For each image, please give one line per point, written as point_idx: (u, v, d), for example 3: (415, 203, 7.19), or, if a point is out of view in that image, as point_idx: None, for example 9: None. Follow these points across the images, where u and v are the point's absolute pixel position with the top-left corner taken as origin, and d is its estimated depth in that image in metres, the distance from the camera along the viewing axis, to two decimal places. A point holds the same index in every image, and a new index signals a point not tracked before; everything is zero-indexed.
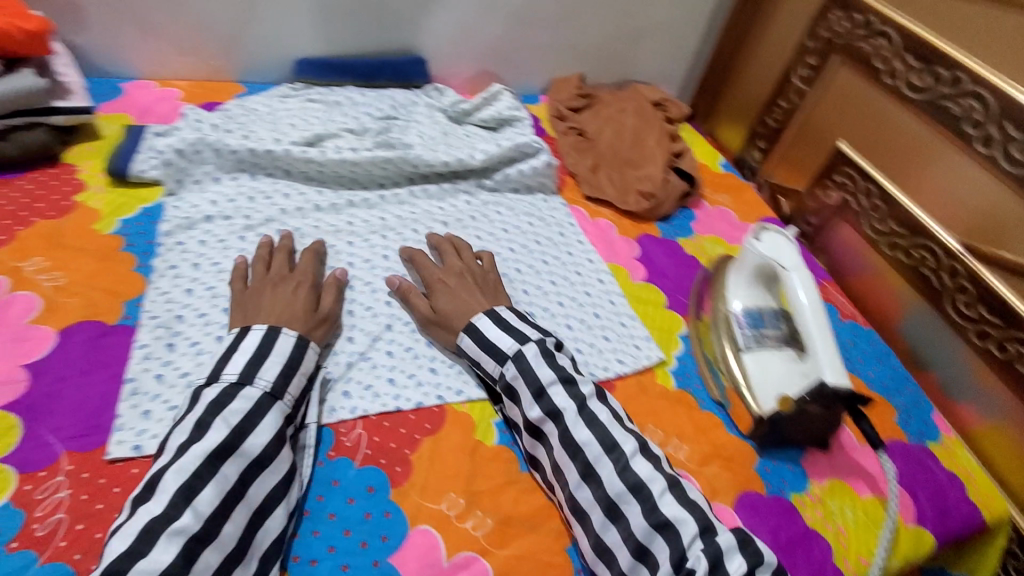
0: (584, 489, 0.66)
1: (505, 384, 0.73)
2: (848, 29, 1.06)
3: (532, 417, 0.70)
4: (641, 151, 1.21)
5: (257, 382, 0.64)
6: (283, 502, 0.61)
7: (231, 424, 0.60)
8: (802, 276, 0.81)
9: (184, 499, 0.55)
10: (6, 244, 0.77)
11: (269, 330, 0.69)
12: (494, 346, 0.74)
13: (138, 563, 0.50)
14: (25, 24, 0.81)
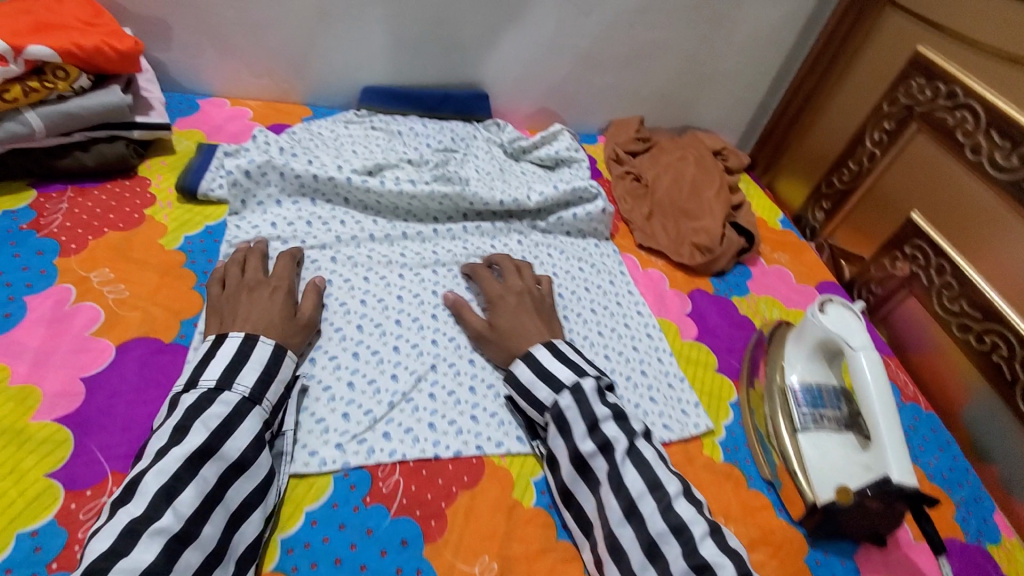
0: (625, 527, 0.64)
1: (557, 412, 0.71)
2: (930, 97, 1.01)
3: (582, 449, 0.68)
4: (698, 202, 1.17)
5: (235, 388, 0.64)
6: (261, 507, 0.61)
7: (208, 427, 0.60)
8: (870, 358, 0.77)
9: (163, 500, 0.55)
10: (78, 253, 0.79)
11: (246, 337, 0.69)
12: (551, 374, 0.73)
13: (119, 562, 0.50)
14: (119, 43, 0.84)
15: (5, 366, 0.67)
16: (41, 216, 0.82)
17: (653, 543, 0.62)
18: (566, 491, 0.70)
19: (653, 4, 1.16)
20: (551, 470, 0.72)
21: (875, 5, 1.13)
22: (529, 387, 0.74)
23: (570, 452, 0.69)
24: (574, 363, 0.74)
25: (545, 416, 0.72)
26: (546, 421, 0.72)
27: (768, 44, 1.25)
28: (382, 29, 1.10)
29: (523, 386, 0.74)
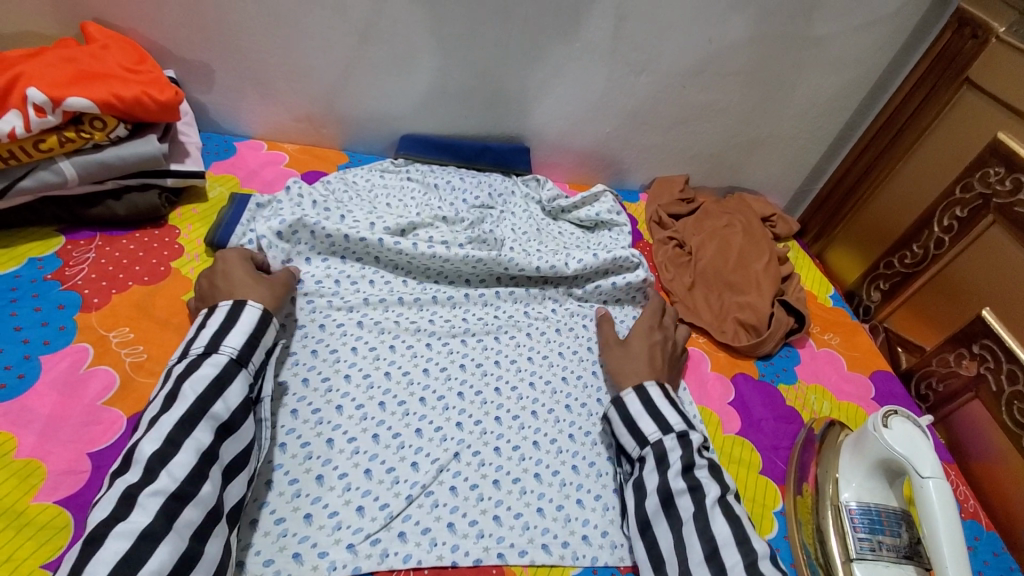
0: (704, 570, 0.62)
1: (659, 449, 0.71)
2: (1010, 190, 0.93)
3: (673, 486, 0.68)
4: (745, 274, 1.10)
5: (222, 350, 0.65)
6: (245, 470, 0.63)
7: (196, 389, 0.61)
8: (941, 489, 0.68)
9: (158, 463, 0.55)
10: (99, 308, 0.77)
11: (234, 305, 0.70)
12: (660, 412, 0.74)
13: (116, 527, 0.50)
14: (159, 94, 0.82)
15: (12, 437, 0.63)
16: (66, 266, 0.79)
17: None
18: (645, 521, 0.68)
19: (710, 64, 1.09)
20: (636, 494, 0.71)
21: (950, 82, 1.05)
22: (634, 418, 0.75)
23: (659, 485, 0.69)
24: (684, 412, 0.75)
25: (644, 450, 0.73)
26: (643, 454, 0.73)
27: (828, 110, 1.18)
28: (427, 82, 1.08)
29: (630, 416, 0.75)
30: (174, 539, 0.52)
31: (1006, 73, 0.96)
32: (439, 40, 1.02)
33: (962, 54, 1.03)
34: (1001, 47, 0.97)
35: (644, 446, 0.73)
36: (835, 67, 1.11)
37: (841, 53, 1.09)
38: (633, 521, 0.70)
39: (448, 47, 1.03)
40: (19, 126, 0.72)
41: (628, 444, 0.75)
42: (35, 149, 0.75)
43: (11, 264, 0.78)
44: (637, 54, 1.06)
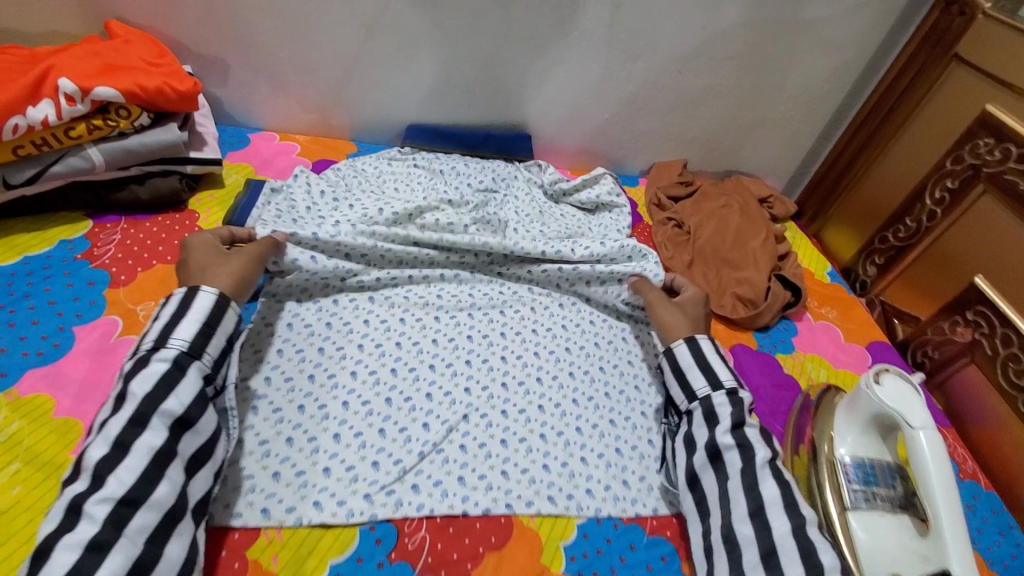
0: (748, 524, 0.65)
1: (707, 404, 0.76)
2: (999, 159, 0.95)
3: (721, 441, 0.72)
4: (742, 251, 1.13)
5: (171, 344, 0.64)
6: (209, 464, 0.63)
7: (143, 389, 0.60)
8: (931, 438, 0.71)
9: (106, 469, 0.55)
10: (126, 285, 0.81)
11: (187, 292, 0.69)
12: (711, 367, 0.79)
13: (64, 538, 0.50)
14: (179, 84, 0.87)
15: (50, 398, 0.68)
16: (95, 246, 0.84)
17: (774, 547, 0.62)
18: (693, 475, 0.73)
19: (705, 50, 1.13)
20: (686, 450, 0.76)
21: (938, 58, 1.08)
22: (685, 370, 0.81)
23: (707, 440, 0.73)
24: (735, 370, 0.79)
25: (693, 404, 0.78)
26: (692, 407, 0.78)
27: (821, 92, 1.21)
28: (431, 74, 1.12)
29: (680, 367, 0.81)
30: (125, 547, 0.52)
31: (993, 47, 0.99)
32: (442, 33, 1.06)
33: (949, 32, 1.06)
34: (987, 22, 1.00)
35: (693, 400, 0.78)
36: (825, 50, 1.14)
37: (831, 36, 1.12)
38: (682, 477, 0.74)
39: (451, 39, 1.07)
40: (50, 114, 0.77)
41: (678, 397, 0.81)
42: (66, 136, 0.80)
43: (43, 246, 0.82)
44: (633, 42, 1.10)
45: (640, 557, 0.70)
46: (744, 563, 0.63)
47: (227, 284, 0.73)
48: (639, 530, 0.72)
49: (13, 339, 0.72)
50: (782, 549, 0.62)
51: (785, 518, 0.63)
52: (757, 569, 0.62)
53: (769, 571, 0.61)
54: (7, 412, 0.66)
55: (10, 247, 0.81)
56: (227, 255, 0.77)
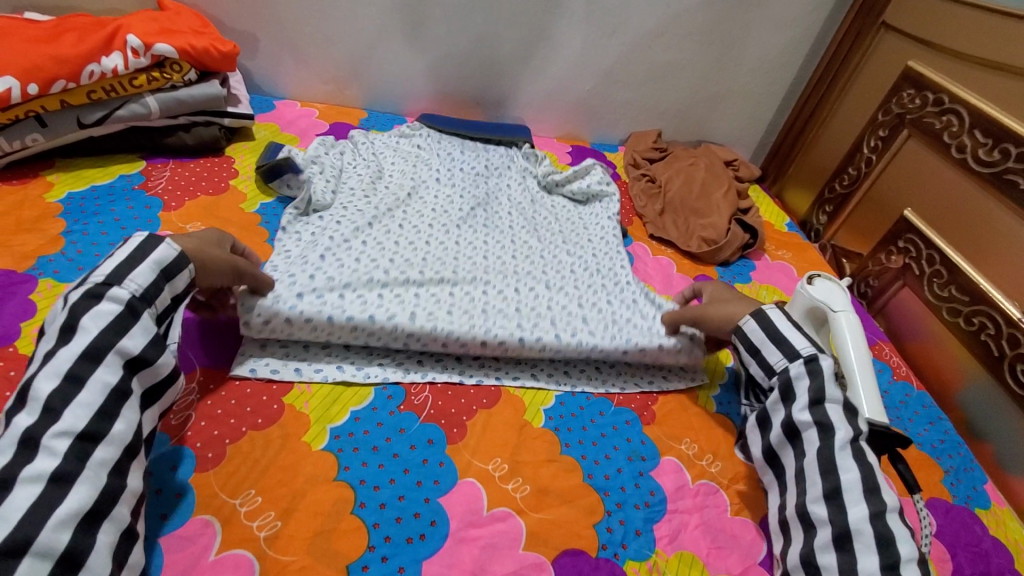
0: (822, 505, 0.66)
1: (785, 379, 0.73)
2: (918, 106, 1.11)
3: (798, 419, 0.70)
4: (707, 201, 1.28)
5: (125, 285, 0.61)
6: (154, 407, 0.63)
7: (96, 324, 0.58)
8: (849, 319, 0.85)
9: (60, 402, 0.54)
10: (177, 209, 0.96)
11: (148, 237, 0.66)
12: (785, 339, 0.75)
13: (23, 471, 0.50)
14: (222, 46, 1.04)
15: None
16: (149, 180, 1.00)
17: (848, 531, 0.62)
18: (772, 453, 0.73)
19: (670, 26, 1.30)
20: (761, 428, 0.76)
21: (870, 27, 1.25)
22: (759, 347, 0.78)
23: (785, 420, 0.72)
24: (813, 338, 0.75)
25: (772, 380, 0.75)
26: (772, 384, 0.75)
27: (777, 66, 1.39)
28: (431, 49, 1.29)
29: (754, 345, 0.78)
30: (90, 480, 0.53)
31: (914, 13, 1.16)
32: (442, 11, 1.23)
33: (878, 4, 1.23)
34: None
35: (772, 377, 0.75)
36: (776, 26, 1.31)
37: (780, 14, 1.30)
38: (758, 453, 0.76)
39: (449, 17, 1.24)
40: (120, 65, 0.95)
41: (757, 373, 0.78)
42: (129, 84, 0.97)
43: (106, 178, 0.98)
44: (607, 18, 1.27)
45: (609, 420, 0.83)
46: (815, 543, 0.65)
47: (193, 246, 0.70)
48: (608, 402, 0.85)
49: (87, 243, 0.87)
50: (857, 533, 0.62)
51: (862, 503, 0.63)
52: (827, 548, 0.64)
53: (841, 553, 0.62)
54: None
55: (80, 178, 0.97)
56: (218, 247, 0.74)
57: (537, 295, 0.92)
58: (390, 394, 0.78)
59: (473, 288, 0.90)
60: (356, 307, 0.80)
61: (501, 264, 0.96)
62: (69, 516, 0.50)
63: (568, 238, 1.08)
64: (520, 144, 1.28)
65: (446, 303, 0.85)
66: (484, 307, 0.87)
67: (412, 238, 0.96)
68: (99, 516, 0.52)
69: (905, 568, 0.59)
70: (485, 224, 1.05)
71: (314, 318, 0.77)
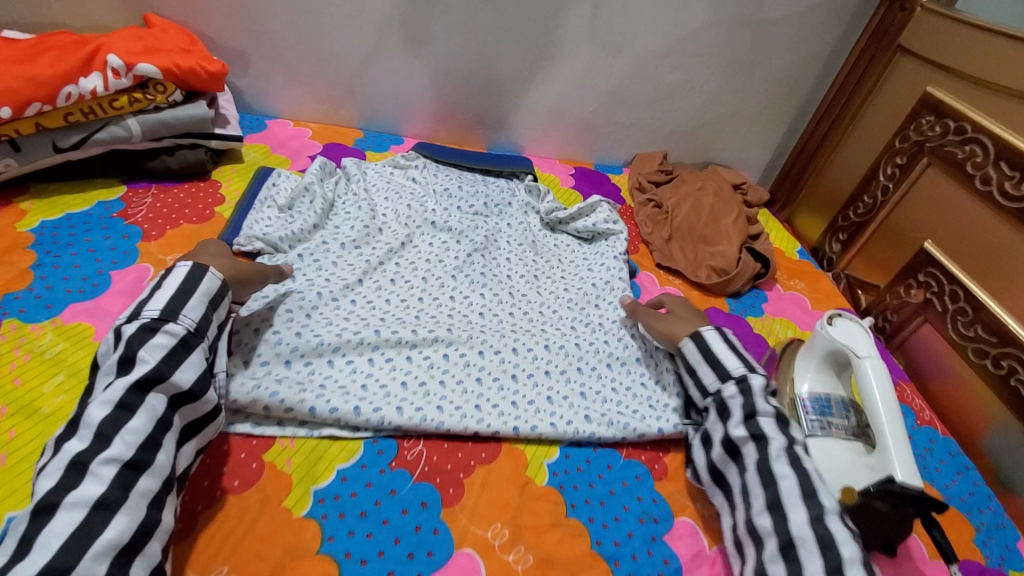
0: (766, 517, 0.65)
1: (720, 399, 0.77)
2: (939, 134, 1.07)
3: (735, 435, 0.72)
4: (716, 228, 1.23)
5: (180, 320, 0.66)
6: (194, 440, 0.65)
7: (154, 356, 0.62)
8: (875, 367, 0.78)
9: (111, 428, 0.57)
10: (157, 239, 0.90)
11: (195, 267, 0.71)
12: (718, 360, 0.79)
13: (68, 496, 0.52)
14: (209, 65, 0.99)
15: (90, 327, 0.76)
16: (129, 207, 0.94)
17: (792, 540, 0.62)
18: (716, 472, 0.74)
19: (678, 46, 1.25)
20: (703, 447, 0.76)
21: (886, 50, 1.20)
22: (695, 368, 0.82)
23: (722, 436, 0.73)
24: (744, 358, 0.79)
25: (707, 400, 0.79)
26: (708, 404, 0.79)
27: (787, 87, 1.34)
28: (431, 67, 1.23)
29: (691, 366, 0.82)
30: (131, 509, 0.54)
31: (930, 36, 1.11)
32: (442, 29, 1.18)
33: (894, 26, 1.18)
34: (926, 14, 1.12)
35: (708, 397, 0.79)
36: (786, 47, 1.27)
37: (791, 35, 1.25)
38: (705, 473, 0.75)
39: (449, 35, 1.18)
40: (99, 86, 0.90)
41: (696, 396, 0.82)
42: (109, 106, 0.92)
43: (83, 205, 0.92)
44: (612, 38, 1.22)
45: (617, 475, 0.77)
46: (764, 557, 0.63)
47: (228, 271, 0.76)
48: (615, 454, 0.80)
49: (58, 278, 0.81)
50: (800, 541, 0.61)
51: (802, 509, 0.63)
52: (777, 561, 0.62)
53: (788, 564, 0.61)
54: (54, 336, 0.74)
55: (55, 206, 0.91)
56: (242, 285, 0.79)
57: (535, 358, 0.88)
58: (381, 449, 0.73)
59: (467, 353, 0.86)
60: (342, 389, 0.76)
61: (498, 323, 0.92)
62: (105, 548, 0.51)
63: (571, 283, 1.03)
64: (522, 175, 1.23)
65: (438, 375, 0.82)
66: (477, 379, 0.83)
67: (404, 298, 0.92)
68: (134, 550, 0.53)
69: (850, 570, 0.57)
70: (482, 274, 1.00)
71: (295, 408, 0.72)
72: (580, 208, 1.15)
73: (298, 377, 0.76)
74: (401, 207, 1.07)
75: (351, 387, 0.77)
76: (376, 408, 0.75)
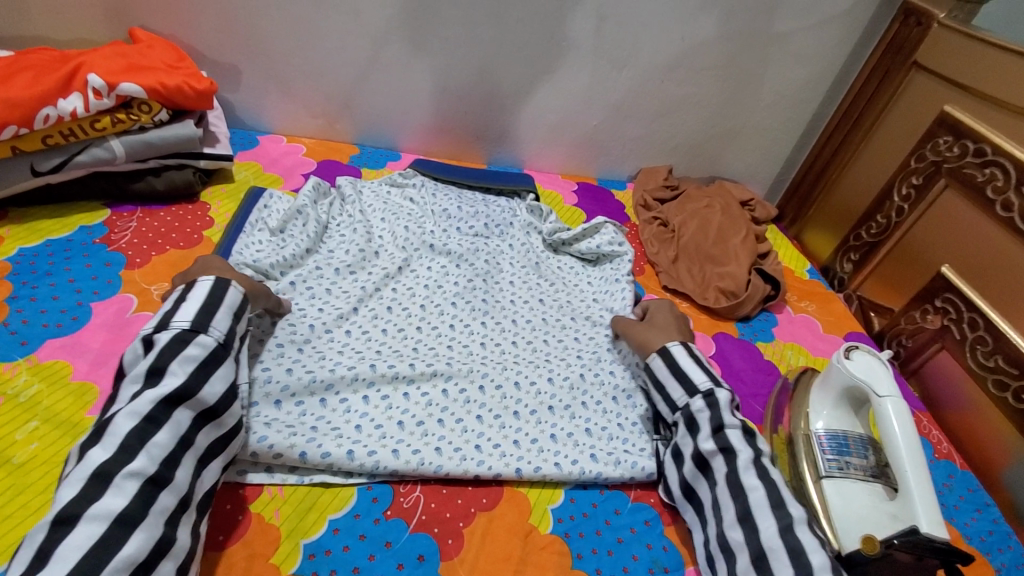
0: (737, 530, 0.64)
1: (687, 413, 0.75)
2: (957, 157, 1.03)
3: (704, 449, 0.71)
4: (723, 248, 1.18)
5: (209, 333, 0.65)
6: (221, 457, 0.64)
7: (183, 369, 0.61)
8: (897, 407, 0.73)
9: (137, 441, 0.56)
10: (141, 266, 0.86)
11: (217, 281, 0.70)
12: (685, 374, 0.78)
13: (90, 508, 0.51)
14: (197, 83, 0.95)
15: (68, 365, 0.72)
16: (112, 232, 0.90)
17: (763, 552, 0.61)
18: (688, 486, 0.72)
19: (685, 60, 1.21)
20: (676, 462, 0.75)
21: (900, 66, 1.16)
22: (663, 382, 0.80)
23: (692, 450, 0.72)
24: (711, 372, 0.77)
25: (676, 416, 0.77)
26: (676, 419, 0.77)
27: (796, 101, 1.30)
28: (429, 81, 1.19)
29: (659, 380, 0.80)
30: (150, 526, 0.53)
31: (947, 53, 1.07)
32: (441, 43, 1.14)
33: (909, 42, 1.14)
34: (943, 31, 1.08)
35: (675, 411, 0.77)
36: (796, 61, 1.23)
37: (801, 48, 1.21)
38: (677, 489, 0.74)
39: (449, 48, 1.14)
40: (79, 107, 0.86)
41: (664, 411, 0.80)
42: (91, 128, 0.88)
43: (64, 230, 0.88)
44: (617, 52, 1.18)
45: (625, 521, 0.73)
46: (735, 569, 0.62)
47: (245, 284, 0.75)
48: (623, 496, 0.76)
49: (35, 312, 0.77)
50: (771, 552, 0.60)
51: (772, 519, 0.62)
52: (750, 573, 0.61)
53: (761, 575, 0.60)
54: (29, 375, 0.70)
55: (34, 232, 0.87)
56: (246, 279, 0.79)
57: (538, 393, 0.84)
58: (376, 496, 0.69)
59: (467, 389, 0.81)
60: (335, 432, 0.72)
61: (498, 354, 0.88)
62: (123, 564, 0.50)
63: (575, 308, 0.99)
64: (524, 194, 1.18)
65: (436, 413, 0.78)
66: (478, 418, 0.79)
67: (400, 328, 0.88)
68: (148, 569, 0.52)
69: None
70: (483, 300, 0.96)
71: (285, 454, 0.68)
72: (584, 228, 1.11)
73: (289, 420, 0.72)
74: (398, 229, 1.03)
75: (345, 429, 0.73)
76: (371, 451, 0.71)
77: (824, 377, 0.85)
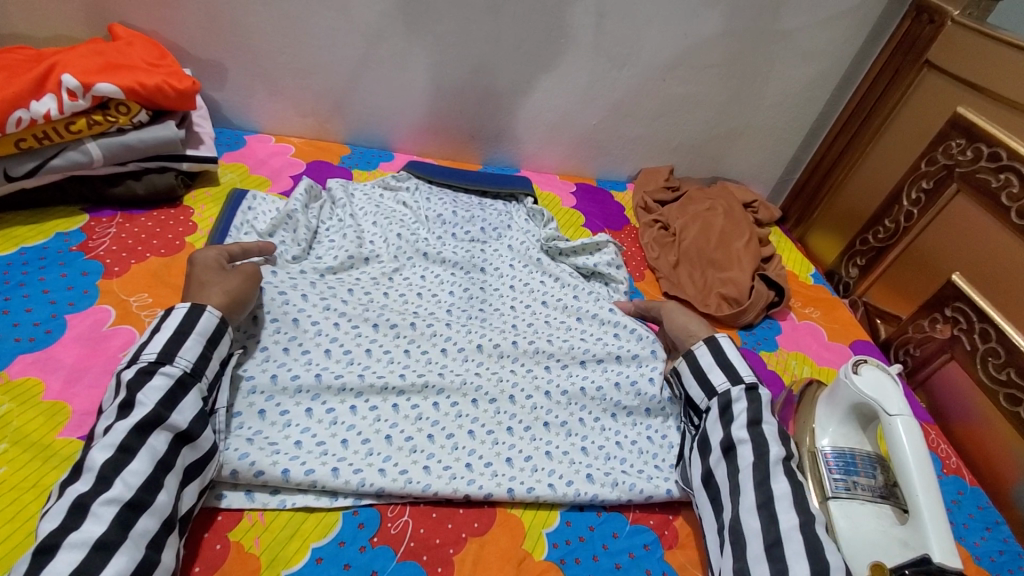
0: (755, 516, 0.63)
1: (724, 399, 0.73)
2: (971, 160, 0.99)
3: (735, 435, 0.70)
4: (727, 252, 1.15)
5: (177, 362, 0.62)
6: (198, 479, 0.61)
7: (151, 399, 0.59)
8: (907, 426, 0.70)
9: (112, 471, 0.54)
10: (119, 276, 0.82)
11: (192, 308, 0.66)
12: (732, 364, 0.76)
13: (69, 537, 0.50)
14: (178, 83, 0.91)
15: (39, 382, 0.69)
16: (90, 239, 0.86)
17: (779, 538, 0.60)
18: (709, 471, 0.71)
19: (687, 58, 1.17)
20: (700, 451, 0.73)
21: (911, 65, 1.12)
22: (705, 370, 0.78)
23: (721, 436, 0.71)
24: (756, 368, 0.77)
25: (711, 401, 0.75)
26: (710, 405, 0.75)
27: (802, 100, 1.26)
28: (423, 80, 1.15)
29: (701, 368, 0.78)
30: (131, 548, 0.52)
31: (959, 52, 1.03)
32: (435, 40, 1.09)
33: (920, 40, 1.10)
34: (957, 28, 1.04)
35: (711, 397, 0.75)
36: (803, 60, 1.19)
37: (808, 46, 1.17)
38: (697, 479, 0.72)
39: (443, 45, 1.10)
40: (53, 108, 0.82)
41: (697, 396, 0.78)
42: (66, 130, 0.85)
43: (39, 238, 0.85)
44: (619, 49, 1.14)
45: (623, 545, 0.70)
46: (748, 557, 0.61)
47: (222, 301, 0.70)
48: (622, 518, 0.73)
49: (7, 325, 0.73)
50: (787, 540, 0.60)
51: (793, 512, 0.61)
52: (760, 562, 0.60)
53: (772, 564, 0.59)
54: None
55: (7, 238, 0.83)
56: (227, 271, 0.75)
57: (534, 408, 0.80)
58: (362, 522, 0.66)
59: (459, 402, 0.78)
60: (321, 449, 0.69)
61: (493, 365, 0.85)
62: None
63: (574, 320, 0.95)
64: (521, 198, 1.15)
65: (427, 428, 0.75)
66: (470, 433, 0.76)
67: (391, 336, 0.85)
68: None
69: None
70: (478, 309, 0.93)
71: (267, 472, 0.65)
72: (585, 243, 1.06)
73: (271, 433, 0.69)
74: (391, 233, 1.00)
75: (330, 444, 0.70)
76: (356, 470, 0.68)
77: (829, 394, 0.81)
